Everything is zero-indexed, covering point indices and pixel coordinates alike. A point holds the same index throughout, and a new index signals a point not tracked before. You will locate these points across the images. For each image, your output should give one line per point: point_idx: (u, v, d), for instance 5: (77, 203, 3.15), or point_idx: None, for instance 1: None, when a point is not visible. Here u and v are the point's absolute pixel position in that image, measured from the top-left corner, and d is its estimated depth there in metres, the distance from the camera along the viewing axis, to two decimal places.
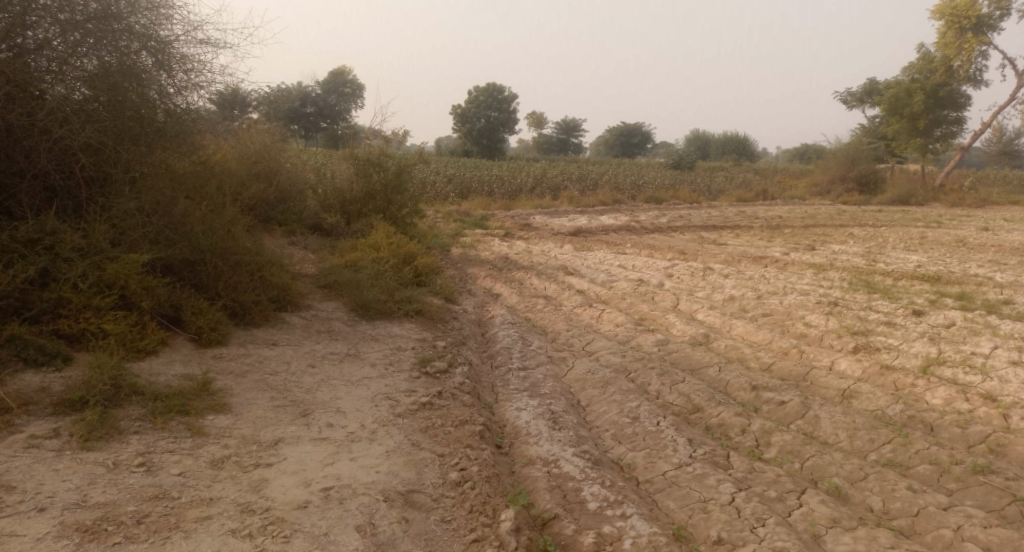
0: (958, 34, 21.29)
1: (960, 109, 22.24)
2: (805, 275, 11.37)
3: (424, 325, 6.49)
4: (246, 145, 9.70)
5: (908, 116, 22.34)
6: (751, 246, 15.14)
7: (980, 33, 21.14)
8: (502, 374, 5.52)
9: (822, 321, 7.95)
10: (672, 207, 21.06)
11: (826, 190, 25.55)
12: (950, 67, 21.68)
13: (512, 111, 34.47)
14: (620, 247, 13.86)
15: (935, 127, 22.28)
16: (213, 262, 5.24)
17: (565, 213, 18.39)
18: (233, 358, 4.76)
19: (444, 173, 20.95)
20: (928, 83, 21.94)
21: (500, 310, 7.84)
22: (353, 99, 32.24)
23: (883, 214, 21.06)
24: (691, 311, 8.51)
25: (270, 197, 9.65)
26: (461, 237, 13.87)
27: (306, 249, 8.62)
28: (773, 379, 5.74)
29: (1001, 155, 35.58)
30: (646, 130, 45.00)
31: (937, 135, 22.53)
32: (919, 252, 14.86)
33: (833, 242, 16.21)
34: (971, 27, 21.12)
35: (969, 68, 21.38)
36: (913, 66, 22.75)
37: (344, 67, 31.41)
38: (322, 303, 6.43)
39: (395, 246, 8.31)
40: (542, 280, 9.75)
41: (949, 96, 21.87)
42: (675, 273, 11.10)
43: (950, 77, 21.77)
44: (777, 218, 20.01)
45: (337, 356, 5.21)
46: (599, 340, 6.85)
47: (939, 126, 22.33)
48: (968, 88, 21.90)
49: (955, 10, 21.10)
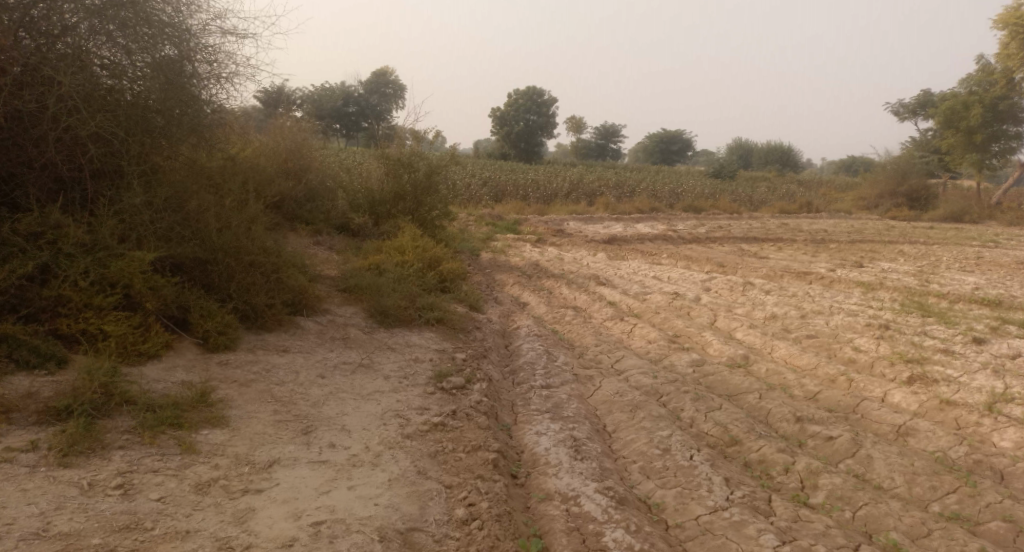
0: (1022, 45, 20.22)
1: (1020, 124, 21.15)
2: (852, 294, 10.77)
3: (445, 335, 6.18)
4: (276, 141, 9.54)
5: (963, 130, 21.35)
6: (794, 260, 14.51)
7: None
8: (524, 393, 5.16)
9: (872, 346, 7.42)
10: (711, 216, 20.49)
11: (874, 204, 24.62)
12: (1011, 80, 20.62)
13: (552, 115, 34.16)
14: (656, 257, 13.40)
15: (992, 142, 21.26)
16: (225, 262, 5.00)
17: (601, 220, 17.97)
18: (239, 364, 4.50)
19: (479, 176, 20.75)
20: (986, 96, 20.91)
21: (527, 321, 7.49)
22: (394, 100, 32.32)
23: (935, 231, 20.14)
24: (730, 329, 8.04)
25: (297, 195, 9.46)
26: (492, 242, 13.57)
27: (331, 250, 8.41)
28: (819, 411, 5.27)
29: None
30: (687, 137, 44.24)
31: (995, 151, 21.46)
32: (975, 273, 14.06)
33: (881, 259, 15.47)
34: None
35: None
36: (971, 77, 21.73)
37: (387, 67, 31.72)
38: (341, 308, 6.16)
39: (421, 250, 8.04)
40: (572, 290, 9.38)
41: (1009, 110, 20.77)
42: (713, 287, 10.61)
43: (1010, 90, 20.66)
44: (822, 231, 19.26)
45: (349, 366, 4.92)
46: (630, 357, 6.45)
47: (996, 141, 21.26)
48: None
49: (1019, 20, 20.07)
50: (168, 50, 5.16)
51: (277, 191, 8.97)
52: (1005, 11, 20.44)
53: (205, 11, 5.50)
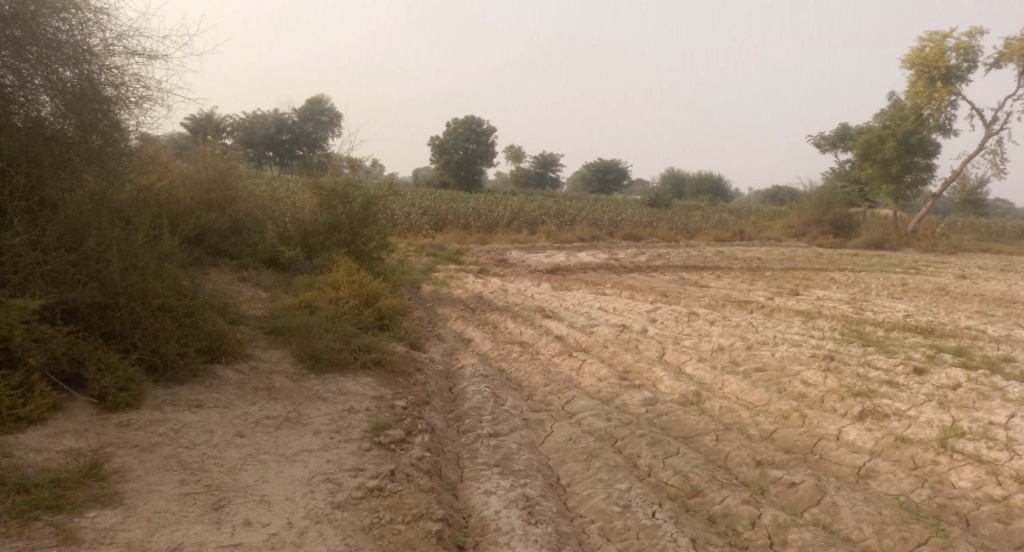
0: (927, 83, 21.06)
1: (931, 157, 22.26)
2: (793, 323, 10.81)
3: (384, 379, 5.71)
4: (198, 171, 8.93)
5: (880, 161, 22.32)
6: (733, 289, 14.62)
7: (949, 83, 21.00)
8: (470, 443, 4.75)
9: (819, 379, 7.33)
10: (650, 245, 20.63)
11: (802, 232, 25.40)
12: (921, 115, 21.69)
13: (491, 144, 34.12)
14: (599, 287, 13.23)
15: (906, 173, 22.29)
16: (128, 308, 4.45)
17: (542, 249, 17.78)
18: (144, 424, 3.95)
19: (418, 205, 20.33)
20: (899, 130, 21.95)
21: (471, 359, 7.08)
22: (330, 129, 31.62)
23: (861, 258, 20.84)
24: (679, 362, 7.84)
25: (221, 227, 8.84)
26: (433, 273, 13.13)
27: (258, 286, 7.83)
28: (778, 453, 5.06)
29: (966, 203, 36.08)
30: (623, 167, 44.99)
31: (909, 181, 22.51)
32: (903, 300, 14.46)
33: (815, 287, 15.78)
34: (940, 76, 20.95)
35: (939, 117, 21.33)
36: (885, 113, 22.77)
37: (322, 95, 31.19)
38: (267, 352, 5.62)
39: (357, 285, 7.56)
40: (518, 324, 9.03)
41: (920, 144, 21.85)
42: (658, 318, 10.47)
43: (920, 125, 21.74)
44: (756, 259, 19.63)
45: (274, 421, 4.41)
46: (580, 398, 6.12)
47: (910, 173, 22.31)
48: (939, 136, 21.91)
49: (924, 60, 20.96)
50: (66, 69, 4.64)
51: (197, 224, 8.34)
52: (910, 52, 21.43)
53: (111, 29, 5.01)
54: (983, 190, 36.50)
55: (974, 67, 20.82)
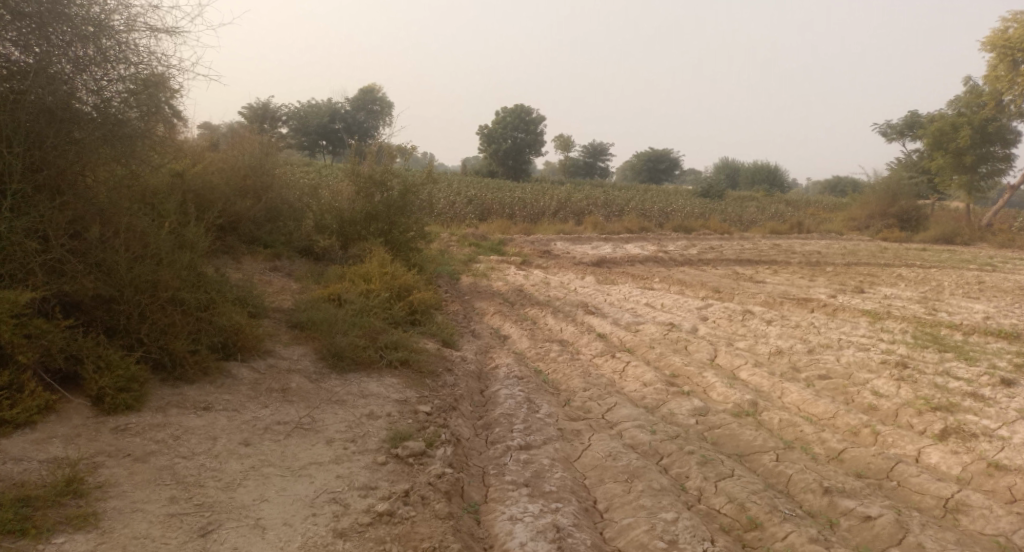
0: (1009, 67, 19.66)
1: (1009, 146, 20.66)
2: (859, 325, 9.98)
3: (410, 380, 5.31)
4: (234, 158, 8.71)
5: (952, 151, 20.90)
6: (791, 285, 13.75)
7: None
8: (498, 457, 4.30)
9: (892, 390, 6.61)
10: (702, 237, 19.80)
11: (864, 225, 24.05)
12: (1000, 102, 20.13)
13: (540, 133, 33.54)
14: (647, 281, 12.59)
15: (981, 164, 20.79)
16: (134, 300, 4.13)
17: (589, 241, 17.17)
18: (143, 428, 3.63)
19: (463, 194, 19.96)
20: (976, 117, 20.42)
21: (507, 359, 6.63)
22: (380, 119, 31.49)
23: (929, 254, 19.55)
24: (733, 367, 7.21)
25: (256, 214, 8.60)
26: (474, 264, 12.70)
27: (289, 277, 7.56)
28: (849, 478, 4.45)
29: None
30: (675, 156, 43.73)
31: (983, 173, 20.99)
32: (981, 300, 13.33)
33: (881, 285, 14.73)
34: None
35: (1021, 103, 19.82)
36: (959, 99, 21.24)
37: (373, 85, 31.26)
38: (288, 348, 5.27)
39: (389, 277, 7.19)
40: (559, 320, 8.53)
41: (998, 132, 20.32)
42: (710, 316, 9.79)
43: (999, 112, 20.23)
44: (815, 253, 18.59)
45: (285, 427, 4.05)
46: (624, 405, 5.59)
47: (987, 163, 20.77)
48: (1019, 124, 20.31)
49: (1007, 42, 19.44)
50: (84, 46, 4.36)
51: (231, 212, 8.11)
52: (993, 33, 19.95)
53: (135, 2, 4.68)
54: None
55: None
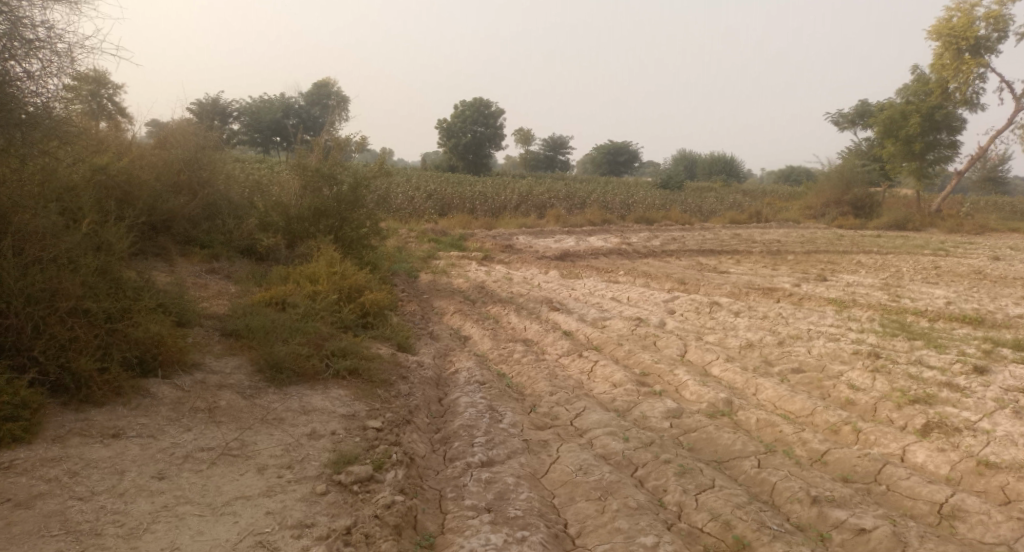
0: (955, 55, 19.98)
1: (956, 133, 20.96)
2: (826, 314, 9.80)
3: (360, 391, 4.81)
4: (166, 152, 8.12)
5: (902, 139, 21.07)
6: (755, 274, 13.61)
7: (977, 55, 19.90)
8: (457, 477, 3.86)
9: (868, 383, 6.36)
10: (664, 228, 19.63)
11: (820, 213, 24.23)
12: (946, 90, 20.44)
13: (500, 127, 33.04)
14: (611, 274, 12.28)
15: (928, 152, 21.01)
16: (24, 312, 3.58)
17: (551, 234, 16.82)
18: (31, 465, 3.09)
19: (422, 188, 19.40)
20: (923, 106, 20.66)
21: (467, 362, 6.17)
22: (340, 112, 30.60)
23: (885, 240, 19.74)
24: (704, 363, 6.89)
25: (192, 212, 7.97)
26: (433, 260, 12.18)
27: (228, 279, 6.97)
28: (837, 484, 4.13)
29: (985, 182, 34.62)
30: (634, 148, 43.71)
31: (930, 160, 21.21)
32: (940, 285, 13.38)
33: (843, 272, 14.72)
34: (969, 48, 19.84)
35: (966, 91, 20.03)
36: (907, 88, 21.48)
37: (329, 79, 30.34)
38: (221, 360, 4.73)
39: (338, 277, 6.66)
40: (522, 318, 8.11)
41: (945, 120, 20.51)
42: (677, 309, 9.50)
43: (945, 100, 20.45)
44: (775, 242, 18.56)
45: (209, 454, 3.53)
46: (593, 410, 5.20)
47: (933, 150, 21.04)
48: (965, 111, 20.62)
49: (952, 31, 19.86)
50: None
51: (163, 210, 7.48)
52: (937, 22, 20.24)
53: None
54: (1006, 169, 35.04)
55: (1005, 38, 19.58)
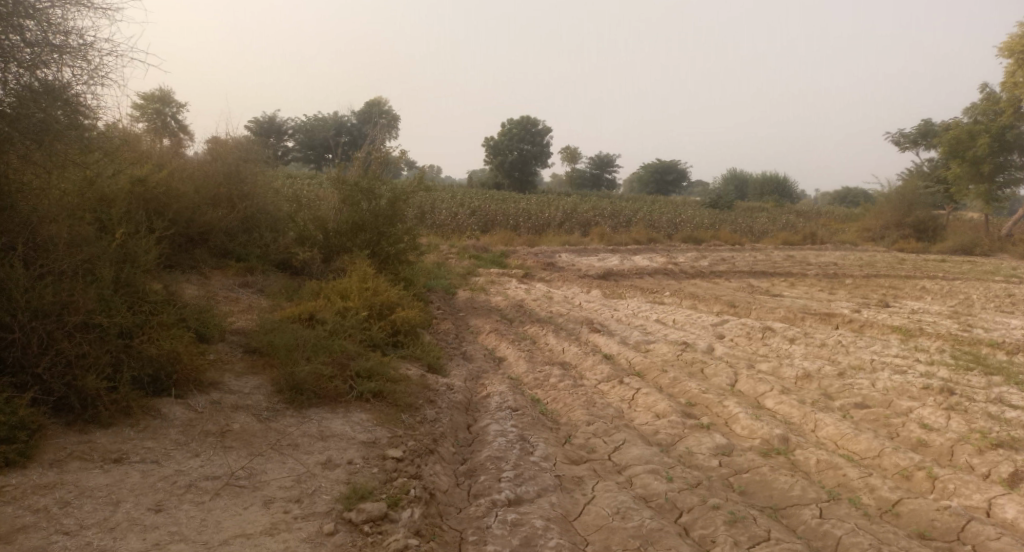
0: None
1: None
2: (890, 343, 9.12)
3: (384, 416, 4.52)
4: (207, 166, 8.14)
5: (969, 160, 19.94)
6: (811, 299, 12.91)
7: None
8: (480, 517, 3.51)
9: (942, 422, 5.76)
10: (712, 248, 18.98)
11: (879, 235, 23.15)
12: (1018, 109, 19.25)
13: (547, 145, 32.83)
14: (657, 295, 11.79)
15: (998, 173, 19.85)
16: (32, 327, 3.42)
17: (595, 252, 16.40)
18: (22, 493, 2.88)
19: (465, 205, 19.27)
20: (993, 125, 19.50)
21: (500, 386, 5.83)
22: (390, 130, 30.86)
23: (950, 265, 18.66)
24: (757, 394, 6.38)
25: (229, 224, 7.88)
26: (473, 277, 11.91)
27: (260, 293, 6.82)
28: (914, 543, 3.63)
29: None
30: (683, 167, 42.94)
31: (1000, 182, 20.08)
32: (1015, 314, 12.43)
33: (907, 298, 13.85)
34: None
35: None
36: (976, 107, 20.35)
37: (380, 99, 30.65)
38: (240, 378, 4.50)
39: (370, 293, 6.43)
40: (561, 339, 7.74)
41: (1017, 140, 19.40)
42: (727, 334, 8.97)
43: (1017, 119, 19.32)
44: (831, 264, 17.71)
45: (214, 484, 3.27)
46: (634, 444, 4.80)
47: (1003, 172, 19.80)
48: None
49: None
50: None
51: (201, 222, 7.40)
52: (1010, 39, 19.07)
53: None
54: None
55: None
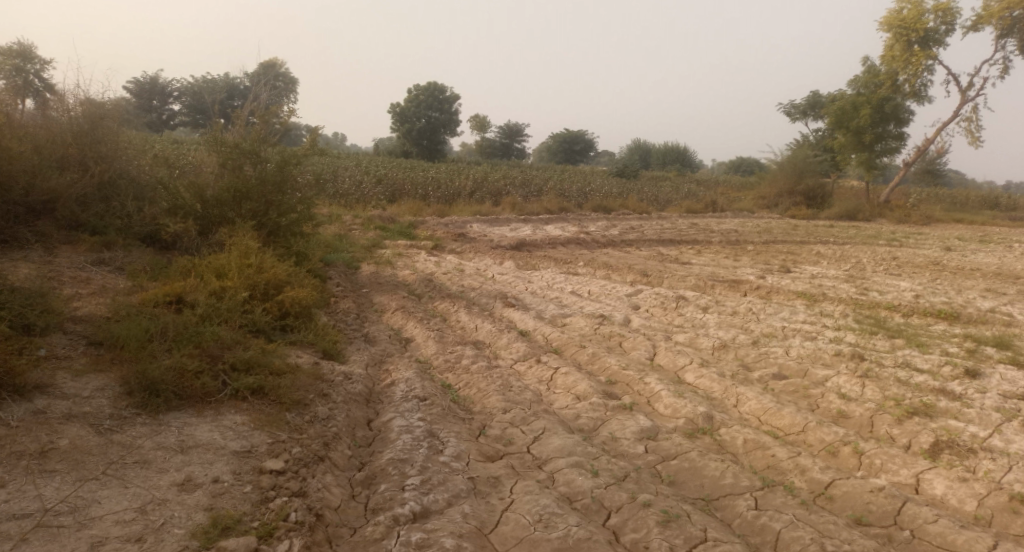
0: (905, 47, 19.74)
1: (902, 125, 20.56)
2: (798, 309, 9.18)
3: (264, 417, 3.83)
4: (52, 125, 6.98)
5: (853, 130, 20.71)
6: (718, 266, 12.99)
7: (926, 47, 19.68)
8: (378, 541, 2.98)
9: (858, 391, 5.68)
10: (621, 217, 18.93)
11: (773, 203, 23.95)
12: (896, 81, 20.19)
13: (454, 112, 31.85)
14: (570, 265, 11.45)
15: (876, 143, 20.70)
16: None
17: (506, 222, 15.91)
18: None
19: (371, 173, 18.24)
20: (874, 96, 20.30)
21: (406, 372, 5.23)
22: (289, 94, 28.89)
23: (838, 230, 19.47)
24: (677, 368, 6.09)
25: (82, 192, 6.79)
26: (378, 250, 11.14)
27: (120, 273, 5.87)
28: (853, 533, 3.49)
29: (924, 176, 31.77)
30: (590, 137, 43.03)
31: (879, 151, 20.91)
32: (903, 277, 12.94)
33: (805, 263, 14.21)
34: (918, 40, 19.61)
35: (915, 83, 19.85)
36: (857, 79, 21.02)
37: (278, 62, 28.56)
38: (79, 378, 3.68)
39: (252, 271, 5.62)
40: (472, 315, 7.21)
41: (893, 111, 20.17)
42: (642, 304, 8.73)
43: (895, 92, 20.20)
44: (732, 231, 18.05)
45: (21, 527, 2.55)
46: (554, 433, 4.35)
47: (881, 142, 20.71)
48: (913, 104, 20.41)
49: (902, 23, 19.56)
50: None
51: (44, 189, 6.30)
52: (888, 13, 19.95)
53: None
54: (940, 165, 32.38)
55: (952, 31, 19.33)
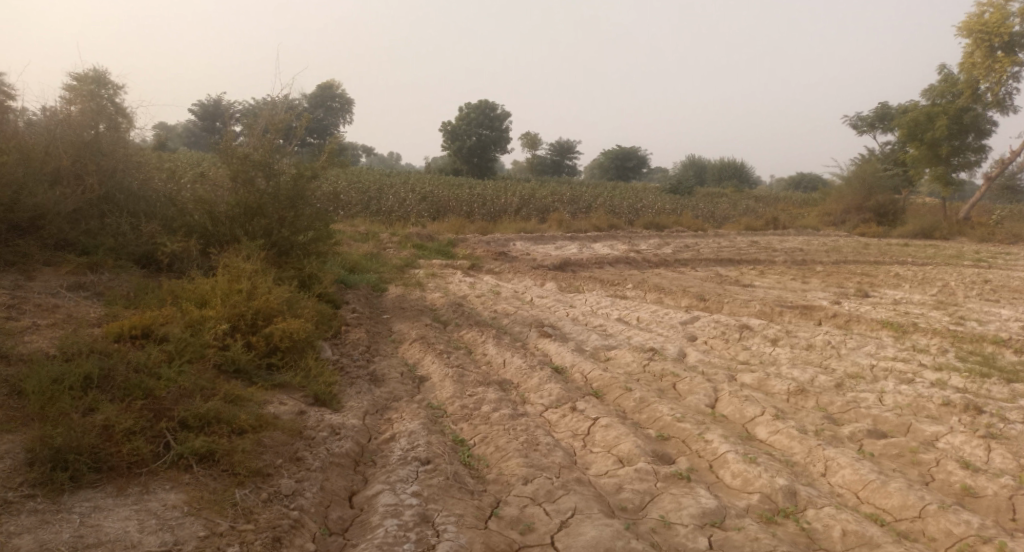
0: (987, 53, 17.84)
1: (984, 137, 18.77)
2: (885, 342, 7.86)
3: (204, 496, 2.98)
4: (50, 135, 6.38)
5: (927, 143, 18.96)
6: (785, 289, 11.68)
7: (1011, 52, 17.80)
8: None
9: (984, 457, 4.46)
10: (675, 234, 17.73)
11: (840, 220, 22.26)
12: (976, 90, 18.33)
13: (505, 129, 31.16)
14: (619, 287, 10.39)
15: (953, 155, 18.85)
16: None
17: (552, 240, 14.95)
18: None
19: (416, 190, 17.59)
20: (950, 106, 18.52)
21: (411, 423, 4.28)
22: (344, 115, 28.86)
23: (914, 249, 17.77)
24: (745, 420, 4.97)
25: (75, 206, 6.14)
26: (410, 270, 10.32)
27: (96, 300, 5.16)
28: None
29: (1004, 192, 29.34)
30: (643, 153, 41.78)
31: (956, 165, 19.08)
32: (1002, 304, 11.36)
33: (883, 286, 12.74)
34: (1002, 45, 17.73)
35: (999, 91, 18.01)
36: (933, 88, 19.29)
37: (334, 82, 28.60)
38: None
39: (239, 298, 4.81)
40: (501, 347, 6.25)
41: (974, 123, 18.39)
42: (700, 335, 7.60)
43: (975, 101, 18.36)
44: (797, 250, 16.62)
45: None
46: (585, 517, 3.35)
47: (958, 154, 18.84)
48: (996, 114, 18.49)
49: (983, 27, 17.70)
50: None
51: (29, 204, 5.68)
52: (967, 18, 18.10)
53: None
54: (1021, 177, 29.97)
55: None
